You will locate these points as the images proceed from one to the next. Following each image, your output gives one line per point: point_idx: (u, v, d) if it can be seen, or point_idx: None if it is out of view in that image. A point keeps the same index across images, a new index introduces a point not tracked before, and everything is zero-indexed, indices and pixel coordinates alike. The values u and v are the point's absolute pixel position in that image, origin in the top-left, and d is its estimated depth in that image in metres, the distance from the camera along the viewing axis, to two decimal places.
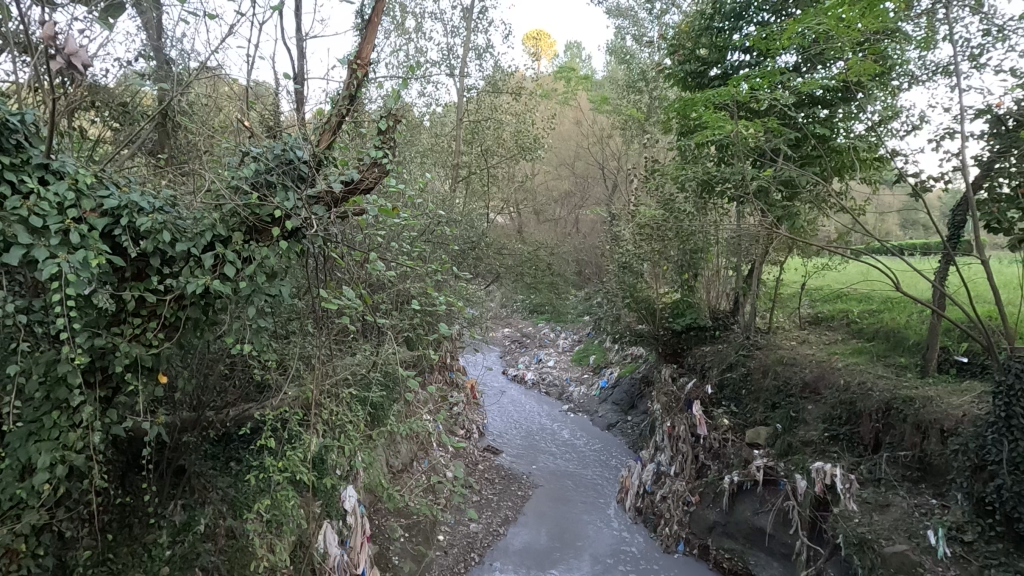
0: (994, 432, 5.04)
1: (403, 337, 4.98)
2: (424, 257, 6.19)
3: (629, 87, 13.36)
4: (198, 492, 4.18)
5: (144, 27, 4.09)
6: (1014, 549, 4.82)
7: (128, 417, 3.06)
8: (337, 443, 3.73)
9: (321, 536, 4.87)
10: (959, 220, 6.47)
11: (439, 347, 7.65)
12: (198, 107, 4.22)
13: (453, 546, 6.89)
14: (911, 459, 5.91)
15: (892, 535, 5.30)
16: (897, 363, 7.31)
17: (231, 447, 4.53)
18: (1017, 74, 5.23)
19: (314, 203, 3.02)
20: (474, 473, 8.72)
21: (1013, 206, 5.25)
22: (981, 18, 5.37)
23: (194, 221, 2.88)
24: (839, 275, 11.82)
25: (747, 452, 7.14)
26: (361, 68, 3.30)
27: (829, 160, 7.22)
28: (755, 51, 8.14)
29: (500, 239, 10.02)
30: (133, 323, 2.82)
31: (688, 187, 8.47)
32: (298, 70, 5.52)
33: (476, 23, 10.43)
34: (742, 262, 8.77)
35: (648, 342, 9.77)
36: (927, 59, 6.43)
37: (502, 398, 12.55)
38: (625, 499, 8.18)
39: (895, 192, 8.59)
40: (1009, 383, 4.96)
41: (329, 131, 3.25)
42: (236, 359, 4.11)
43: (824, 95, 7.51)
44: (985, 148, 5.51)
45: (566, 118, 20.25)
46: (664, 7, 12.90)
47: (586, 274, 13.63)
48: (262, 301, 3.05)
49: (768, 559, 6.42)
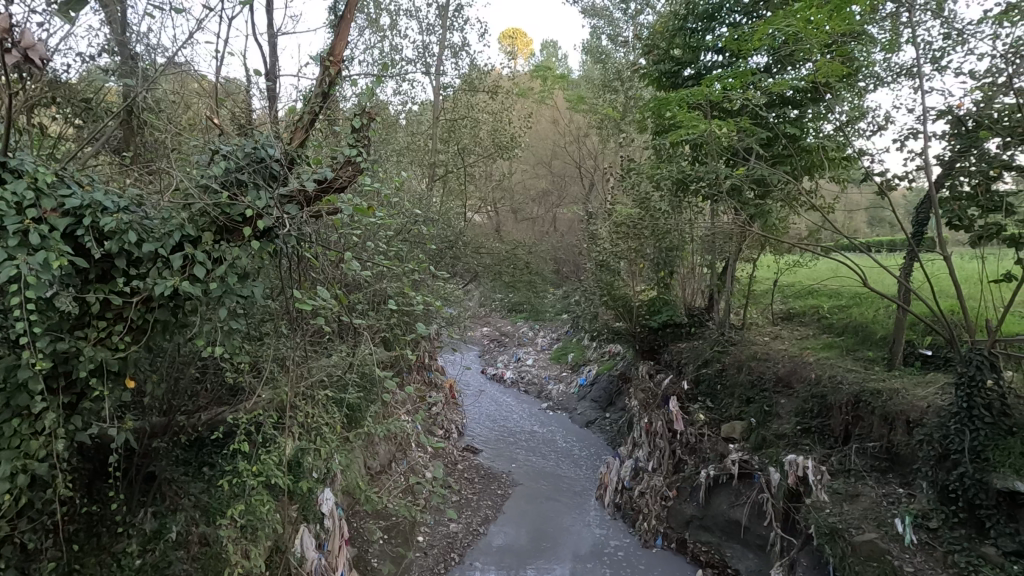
0: (957, 423, 5.21)
1: (380, 337, 4.92)
2: (402, 256, 6.16)
3: (605, 86, 13.43)
4: (169, 499, 4.10)
5: (107, 22, 3.95)
6: (975, 534, 4.99)
7: (94, 423, 2.95)
8: (313, 445, 3.67)
9: (297, 540, 4.77)
10: (922, 218, 6.68)
11: (418, 346, 7.60)
12: (165, 104, 4.11)
13: (433, 546, 6.86)
14: (880, 449, 6.09)
15: (862, 524, 5.44)
16: (866, 357, 7.53)
17: (204, 452, 4.41)
18: (976, 76, 5.42)
19: (285, 203, 2.97)
20: (454, 473, 8.69)
21: (974, 203, 5.43)
22: (942, 22, 5.54)
23: (161, 221, 2.82)
24: (810, 272, 12.10)
25: (722, 447, 7.28)
26: (334, 64, 3.26)
27: (799, 159, 7.39)
28: (727, 51, 8.27)
29: (478, 238, 9.98)
30: (98, 326, 2.72)
31: (663, 186, 8.58)
32: (269, 67, 5.42)
33: (452, 20, 10.38)
34: (716, 260, 8.92)
35: (625, 339, 9.87)
36: (892, 61, 6.63)
37: (482, 397, 12.56)
38: (604, 495, 8.26)
39: (862, 191, 8.82)
40: (970, 374, 5.14)
41: (302, 129, 3.21)
42: (208, 362, 4.03)
43: (794, 95, 7.67)
44: (946, 148, 5.70)
45: (543, 116, 20.31)
46: (639, 7, 13.05)
47: (564, 272, 13.72)
48: (234, 303, 2.97)
49: (744, 551, 6.53)
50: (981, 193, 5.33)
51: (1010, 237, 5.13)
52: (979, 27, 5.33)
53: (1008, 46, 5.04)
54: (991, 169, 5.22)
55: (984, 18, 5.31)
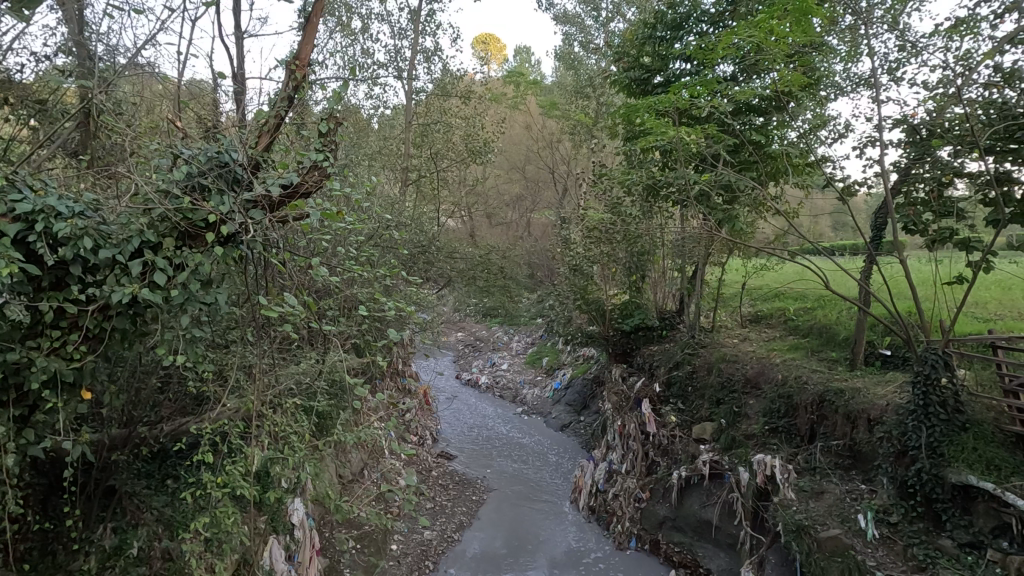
0: (914, 420, 5.42)
1: (350, 344, 4.86)
2: (373, 262, 6.13)
3: (577, 92, 13.92)
4: (130, 514, 3.94)
5: (64, 21, 3.84)
6: (933, 527, 5.17)
7: (47, 436, 2.85)
8: (280, 454, 3.58)
9: (266, 552, 4.69)
10: (880, 223, 6.94)
11: (390, 353, 7.56)
12: (126, 107, 4.01)
13: (407, 555, 6.77)
14: (843, 447, 6.26)
15: (827, 521, 5.59)
16: (829, 357, 7.76)
17: (167, 464, 4.24)
18: (929, 87, 5.66)
19: (250, 207, 2.90)
20: (428, 480, 8.61)
21: (928, 209, 5.65)
22: (897, 35, 5.78)
23: (119, 226, 2.72)
24: (776, 275, 12.43)
25: (693, 448, 7.40)
26: (300, 69, 3.23)
27: (764, 165, 7.60)
28: (695, 60, 8.46)
29: (451, 243, 9.86)
30: (51, 335, 2.62)
31: (634, 191, 8.71)
32: (236, 70, 5.34)
33: (424, 25, 10.37)
34: (686, 264, 9.10)
35: (598, 342, 9.98)
36: (851, 71, 6.89)
37: (456, 402, 12.50)
38: (578, 498, 8.31)
39: (825, 196, 9.11)
40: (926, 373, 5.35)
41: (267, 134, 3.17)
42: (171, 372, 3.95)
43: (759, 103, 7.90)
44: (901, 155, 5.94)
45: (517, 122, 20.43)
46: (610, 14, 13.28)
47: (538, 276, 13.83)
48: (197, 310, 2.89)
49: (715, 551, 6.60)
50: (934, 199, 5.56)
51: (961, 241, 5.37)
52: (931, 40, 5.58)
53: (958, 57, 5.29)
54: (944, 176, 5.43)
55: (935, 31, 5.56)
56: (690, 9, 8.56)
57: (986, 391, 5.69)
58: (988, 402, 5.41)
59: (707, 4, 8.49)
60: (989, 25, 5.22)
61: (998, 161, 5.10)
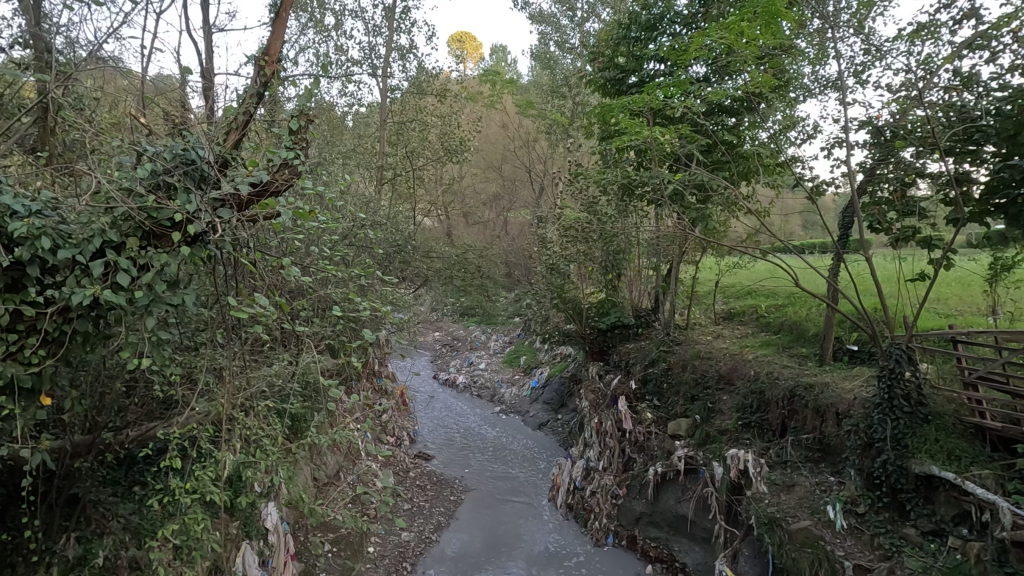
0: (879, 413, 5.57)
1: (324, 345, 4.80)
2: (348, 261, 6.06)
3: (553, 92, 14.00)
4: (95, 523, 3.84)
5: (21, 12, 3.71)
6: (898, 517, 5.33)
7: (7, 444, 2.74)
8: (252, 458, 3.49)
9: (239, 557, 4.59)
10: (846, 222, 7.12)
11: (366, 354, 7.49)
12: (88, 102, 3.89)
13: (384, 557, 6.71)
14: (813, 441, 6.40)
15: (797, 513, 5.73)
16: (799, 353, 7.94)
17: (135, 471, 4.18)
18: (893, 89, 5.83)
19: (218, 207, 2.83)
20: (405, 481, 8.54)
21: (892, 208, 5.82)
22: (862, 39, 5.94)
23: (80, 226, 2.62)
24: (748, 273, 12.69)
25: (668, 444, 7.50)
26: (270, 64, 3.17)
27: (736, 165, 7.73)
28: (668, 61, 8.57)
29: (428, 242, 9.77)
30: (7, 339, 2.51)
31: (610, 190, 8.80)
32: (205, 65, 5.23)
33: (399, 23, 10.27)
34: (661, 262, 9.23)
35: (576, 341, 10.05)
36: (819, 74, 7.06)
37: (433, 403, 12.43)
38: (556, 496, 8.36)
39: (795, 196, 9.32)
40: (891, 367, 5.51)
41: (236, 131, 3.11)
42: (138, 376, 3.85)
43: (731, 103, 8.05)
44: (867, 156, 6.11)
45: (493, 120, 20.35)
46: (585, 15, 13.38)
47: (516, 275, 13.85)
48: (163, 312, 2.79)
49: (691, 545, 6.69)
50: (897, 199, 5.74)
51: (923, 239, 5.51)
52: (895, 43, 5.74)
53: (919, 61, 5.46)
54: (907, 177, 5.61)
55: (899, 36, 5.72)
56: (664, 10, 8.67)
57: (947, 384, 5.88)
58: (949, 394, 5.59)
59: (681, 6, 8.61)
60: (949, 30, 5.39)
61: (957, 162, 5.28)
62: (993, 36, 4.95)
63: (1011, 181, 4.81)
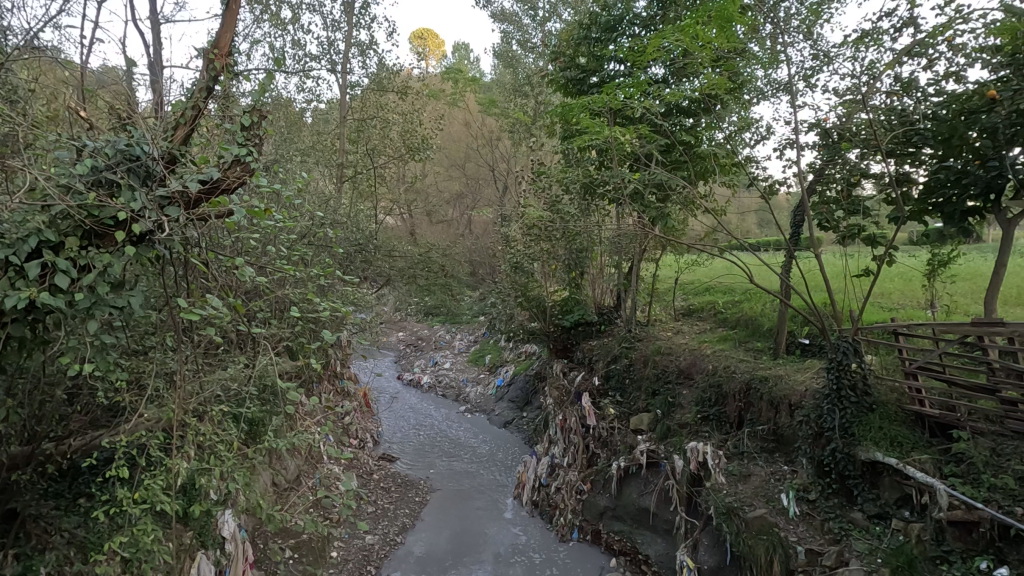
0: (829, 403, 5.81)
1: (282, 346, 4.67)
2: (306, 261, 5.93)
3: (515, 90, 14.04)
4: (36, 538, 3.65)
5: None
6: (846, 502, 5.59)
7: None
8: (206, 465, 3.36)
9: (194, 567, 4.45)
10: (797, 221, 7.40)
11: (326, 355, 7.37)
12: (24, 94, 3.68)
13: (348, 561, 6.61)
14: (768, 431, 6.62)
15: (753, 502, 5.96)
16: (754, 348, 8.20)
17: (80, 482, 4.01)
18: (840, 93, 6.08)
19: (166, 205, 2.70)
20: (369, 484, 8.43)
21: (839, 207, 6.10)
22: (811, 43, 6.17)
23: (14, 225, 2.47)
24: (707, 270, 13.05)
25: (631, 438, 7.64)
26: (219, 58, 3.07)
27: (693, 164, 7.93)
28: (628, 62, 8.71)
29: (390, 241, 9.63)
30: None
31: (572, 189, 8.88)
32: (153, 56, 5.02)
33: (359, 18, 10.09)
34: (622, 260, 9.39)
35: (540, 338, 10.11)
36: (770, 78, 7.31)
37: (397, 404, 12.27)
38: (522, 494, 8.42)
39: (750, 195, 9.61)
40: (838, 359, 5.75)
41: (184, 127, 2.98)
42: (82, 383, 3.69)
43: (689, 104, 8.24)
44: (816, 157, 6.36)
45: (456, 118, 20.20)
46: (546, 14, 13.46)
47: (480, 274, 13.85)
48: (106, 314, 2.64)
49: (653, 537, 6.82)
50: (844, 199, 6.01)
51: (868, 236, 5.76)
52: (841, 49, 5.99)
53: (864, 66, 5.71)
54: (852, 177, 5.89)
55: (845, 42, 5.97)
56: (624, 12, 8.79)
57: (890, 374, 6.16)
58: (891, 384, 5.84)
59: (639, 8, 8.76)
60: (891, 38, 5.65)
61: (898, 164, 5.56)
62: (930, 45, 5.22)
63: (947, 181, 5.11)
